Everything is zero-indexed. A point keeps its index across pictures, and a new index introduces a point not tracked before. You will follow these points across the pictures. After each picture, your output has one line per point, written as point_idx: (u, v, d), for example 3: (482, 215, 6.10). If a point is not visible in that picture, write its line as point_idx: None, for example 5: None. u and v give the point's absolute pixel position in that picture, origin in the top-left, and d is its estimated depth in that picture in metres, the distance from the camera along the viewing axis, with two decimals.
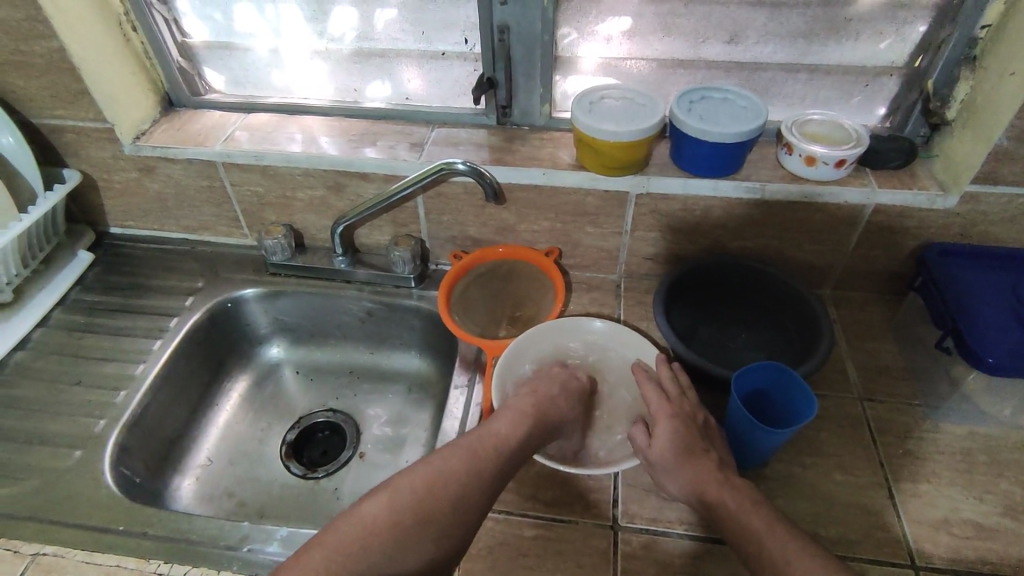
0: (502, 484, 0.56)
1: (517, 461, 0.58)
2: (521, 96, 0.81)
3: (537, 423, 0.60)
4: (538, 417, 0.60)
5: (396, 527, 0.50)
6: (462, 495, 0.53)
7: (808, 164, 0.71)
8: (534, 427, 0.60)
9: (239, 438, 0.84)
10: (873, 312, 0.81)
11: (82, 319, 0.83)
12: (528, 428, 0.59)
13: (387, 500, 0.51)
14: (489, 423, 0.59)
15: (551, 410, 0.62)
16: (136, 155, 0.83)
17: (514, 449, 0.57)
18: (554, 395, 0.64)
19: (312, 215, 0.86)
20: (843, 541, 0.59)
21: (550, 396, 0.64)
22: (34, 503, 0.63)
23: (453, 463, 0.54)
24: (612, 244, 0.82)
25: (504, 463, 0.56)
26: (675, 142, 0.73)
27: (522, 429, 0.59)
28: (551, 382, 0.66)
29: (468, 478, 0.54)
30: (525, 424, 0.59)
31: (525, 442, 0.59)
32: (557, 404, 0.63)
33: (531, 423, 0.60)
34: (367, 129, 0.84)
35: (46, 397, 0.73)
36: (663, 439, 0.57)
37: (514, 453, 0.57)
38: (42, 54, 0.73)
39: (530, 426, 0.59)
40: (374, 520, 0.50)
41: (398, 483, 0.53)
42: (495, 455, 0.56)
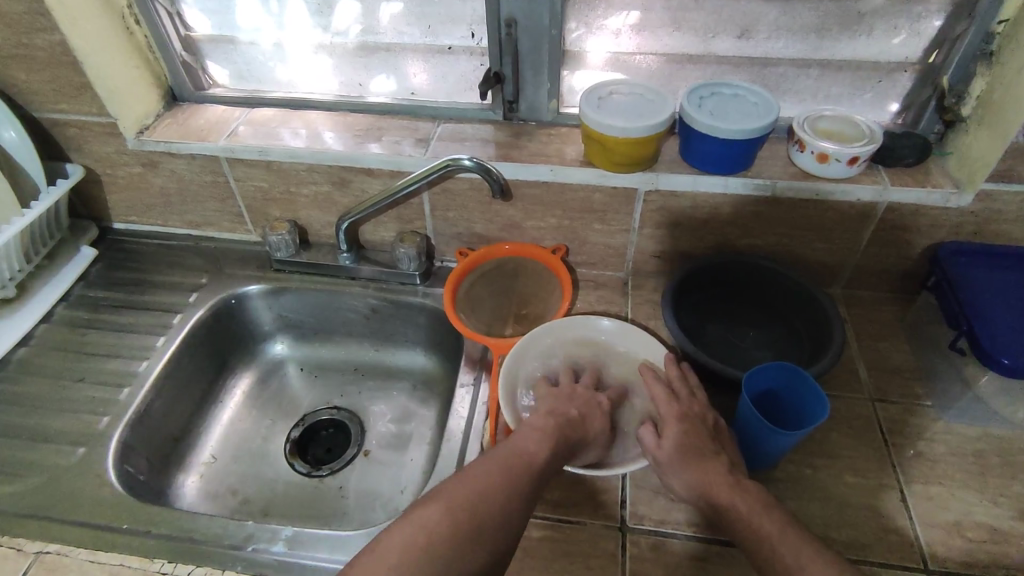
0: (538, 496, 0.54)
1: (550, 476, 0.56)
2: (528, 90, 0.80)
3: (561, 446, 0.58)
4: (561, 438, 0.58)
5: (456, 532, 0.48)
6: (508, 508, 0.51)
7: (820, 161, 0.70)
8: (560, 447, 0.58)
9: (243, 435, 0.83)
10: (884, 311, 0.80)
11: (86, 315, 0.83)
12: (555, 445, 0.57)
13: (441, 507, 0.49)
14: (518, 438, 0.57)
15: (572, 432, 0.59)
16: (139, 150, 0.82)
17: (546, 467, 0.56)
18: (576, 417, 0.61)
19: (316, 212, 0.86)
20: (854, 544, 0.58)
21: (574, 417, 0.61)
22: (36, 500, 0.63)
23: (499, 472, 0.53)
24: (618, 242, 0.81)
25: (539, 478, 0.54)
26: (685, 138, 0.72)
27: (549, 446, 0.56)
28: (572, 400, 0.63)
29: (513, 486, 0.52)
30: (551, 444, 0.57)
31: (555, 458, 0.57)
32: (581, 423, 0.61)
33: (559, 444, 0.57)
34: (372, 124, 0.83)
35: (51, 393, 0.73)
36: (670, 440, 0.57)
37: (544, 471, 0.55)
38: (44, 47, 0.73)
39: (558, 445, 0.57)
40: (434, 527, 0.48)
41: (447, 492, 0.51)
42: (532, 469, 0.54)
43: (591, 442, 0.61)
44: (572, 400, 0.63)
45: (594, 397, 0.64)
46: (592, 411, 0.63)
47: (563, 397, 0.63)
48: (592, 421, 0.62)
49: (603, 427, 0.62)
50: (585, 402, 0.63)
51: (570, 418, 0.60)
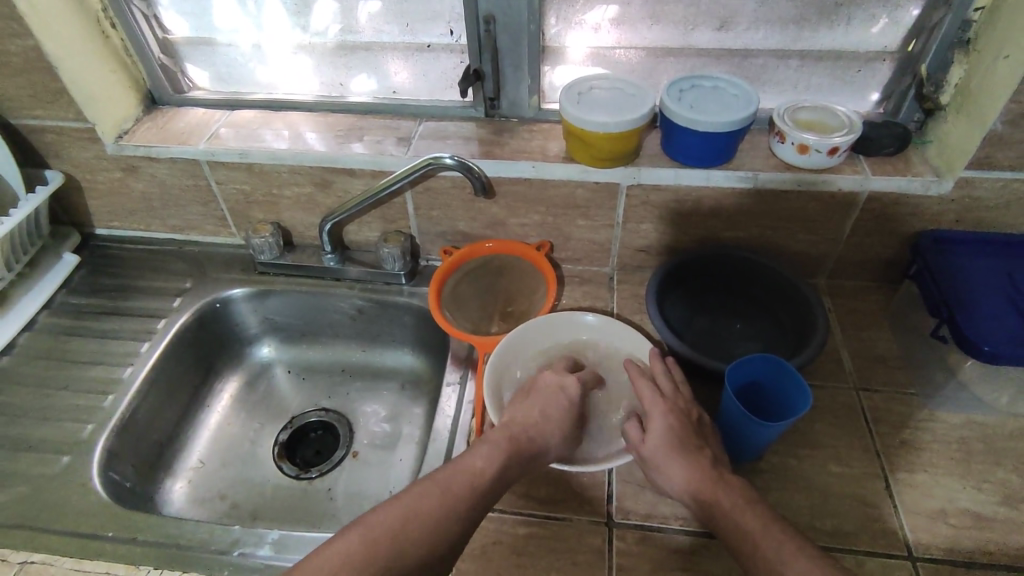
0: (477, 520, 0.53)
1: (495, 495, 0.55)
2: (509, 87, 0.80)
3: (514, 457, 0.57)
4: (515, 450, 0.58)
5: (370, 561, 0.48)
6: (437, 530, 0.51)
7: (801, 153, 0.70)
8: (511, 461, 0.57)
9: (231, 439, 0.83)
10: (869, 300, 0.80)
11: (69, 322, 0.82)
12: (505, 461, 0.57)
13: (358, 536, 0.49)
14: (465, 456, 0.56)
15: (530, 439, 0.59)
16: (119, 155, 0.82)
17: (490, 486, 0.55)
18: (538, 421, 0.60)
19: (300, 213, 0.85)
20: (839, 533, 0.58)
21: (535, 422, 0.60)
22: (20, 511, 0.62)
23: (431, 495, 0.52)
24: (603, 237, 0.81)
25: (478, 498, 0.54)
26: (666, 132, 0.72)
27: (497, 462, 0.56)
28: (536, 400, 0.63)
29: (444, 511, 0.52)
30: (500, 457, 0.57)
31: (503, 475, 0.56)
32: (542, 425, 0.60)
33: (509, 458, 0.57)
34: (353, 124, 0.83)
35: (33, 403, 0.72)
36: (657, 434, 0.57)
37: (489, 488, 0.55)
38: (18, 52, 0.72)
39: (507, 460, 0.57)
40: (348, 557, 0.48)
41: (369, 520, 0.50)
42: (468, 489, 0.54)
43: (553, 446, 0.60)
44: (536, 401, 0.63)
45: (560, 393, 0.64)
46: (561, 411, 0.62)
47: (530, 397, 0.63)
48: (555, 420, 0.61)
49: (564, 429, 0.61)
50: (549, 401, 0.63)
51: (530, 421, 0.60)
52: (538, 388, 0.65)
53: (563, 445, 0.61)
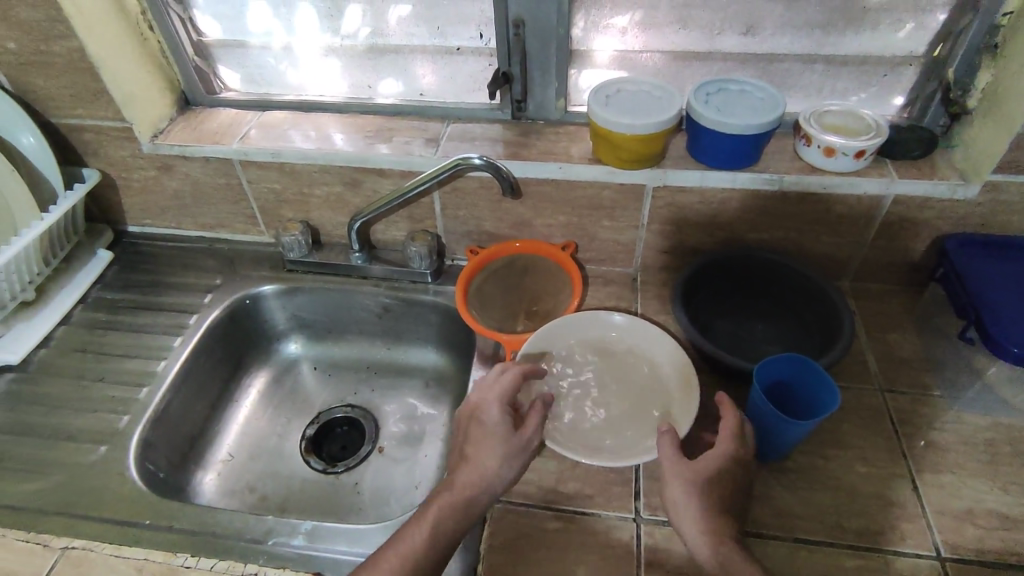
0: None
1: (440, 549, 0.53)
2: (536, 89, 0.81)
3: (451, 506, 0.54)
4: (450, 501, 0.55)
5: None
6: None
7: (827, 155, 0.71)
8: (447, 509, 0.54)
9: (260, 434, 0.84)
10: (894, 304, 0.80)
11: (104, 317, 0.84)
12: (440, 513, 0.54)
13: None
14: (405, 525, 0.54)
15: (464, 482, 0.56)
16: (154, 154, 0.84)
17: (430, 544, 0.52)
18: (465, 462, 0.57)
19: (329, 212, 0.87)
20: (867, 533, 0.58)
21: (463, 464, 0.57)
22: (60, 498, 0.64)
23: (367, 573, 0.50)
24: (627, 238, 0.82)
25: (416, 560, 0.51)
26: (693, 134, 0.73)
27: (430, 518, 0.53)
28: (462, 443, 0.60)
29: None
30: (434, 512, 0.54)
31: (443, 527, 0.53)
32: (470, 463, 0.57)
33: (441, 509, 0.54)
34: (382, 125, 0.84)
35: (69, 394, 0.74)
36: (713, 476, 0.55)
37: (430, 546, 0.52)
38: (62, 53, 0.74)
39: (441, 512, 0.54)
40: None
41: None
42: (404, 557, 0.51)
43: (494, 473, 0.57)
44: (463, 441, 0.60)
45: (481, 417, 0.60)
46: (486, 437, 0.58)
47: (461, 436, 0.60)
48: (480, 449, 0.58)
49: (495, 450, 0.57)
50: (472, 434, 0.59)
51: (458, 467, 0.57)
52: (465, 423, 0.61)
53: (508, 468, 0.57)
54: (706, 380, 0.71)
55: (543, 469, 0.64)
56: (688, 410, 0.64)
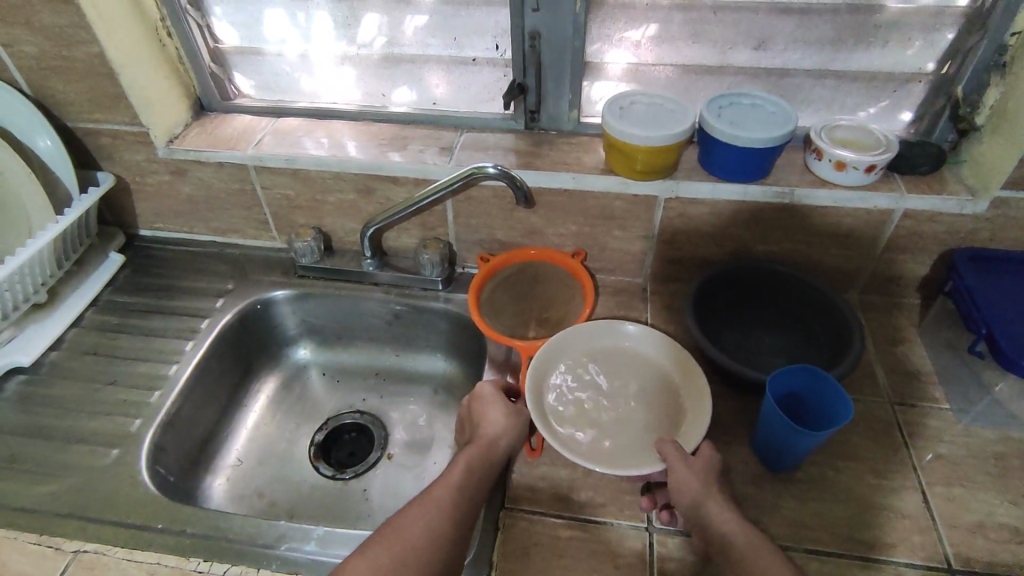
0: (469, 513, 0.56)
1: (477, 486, 0.58)
2: (550, 100, 0.82)
3: (476, 455, 0.60)
4: (475, 452, 0.60)
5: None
6: (431, 533, 0.53)
7: (838, 169, 0.71)
8: (474, 458, 0.60)
9: (269, 438, 0.84)
10: (902, 317, 0.81)
11: (115, 320, 0.84)
12: (468, 460, 0.59)
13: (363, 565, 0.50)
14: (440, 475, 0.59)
15: (481, 439, 0.62)
16: (170, 159, 0.84)
17: (466, 481, 0.58)
18: (480, 429, 0.64)
19: (341, 219, 0.87)
20: (879, 544, 0.59)
21: (477, 430, 0.64)
22: (73, 501, 0.64)
23: (414, 510, 0.55)
24: (638, 248, 0.83)
25: (456, 493, 0.56)
26: (704, 146, 0.74)
27: (461, 464, 0.59)
28: (471, 421, 0.66)
29: (428, 517, 0.54)
30: (463, 461, 0.59)
31: (474, 471, 0.59)
32: (483, 428, 0.64)
33: (468, 457, 0.60)
34: (396, 134, 0.85)
35: (81, 397, 0.74)
36: (711, 470, 0.59)
37: (467, 483, 0.57)
38: (83, 58, 0.75)
39: (469, 460, 0.59)
40: None
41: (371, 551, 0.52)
42: (446, 491, 0.56)
43: (504, 430, 0.63)
44: (472, 418, 0.66)
45: (481, 395, 0.67)
46: (491, 407, 0.66)
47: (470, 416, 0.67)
48: (489, 416, 0.65)
49: (501, 414, 0.65)
50: (478, 409, 0.66)
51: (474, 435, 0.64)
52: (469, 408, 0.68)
53: (513, 431, 0.63)
54: (717, 391, 0.71)
55: (556, 476, 0.64)
56: (700, 420, 0.64)
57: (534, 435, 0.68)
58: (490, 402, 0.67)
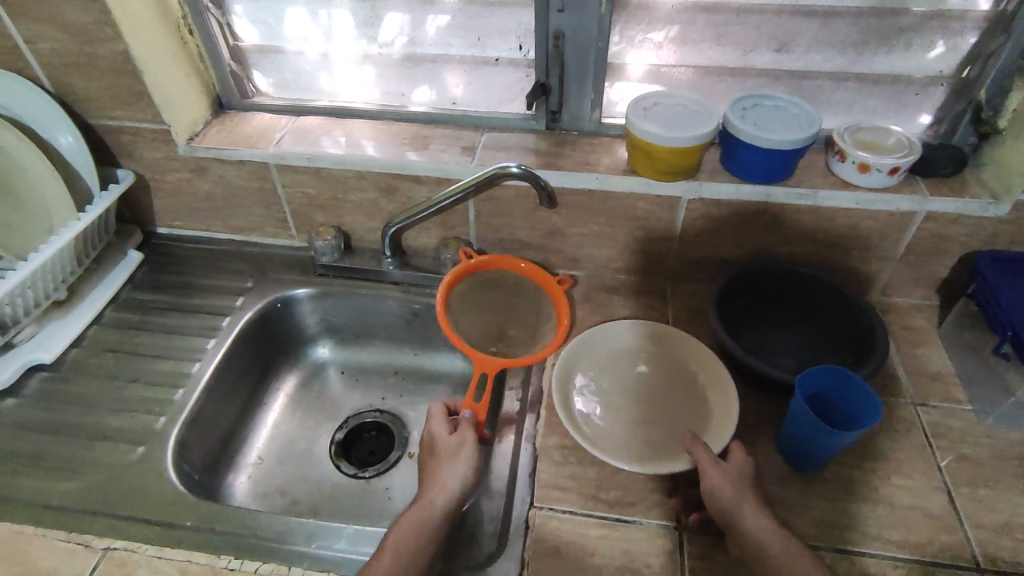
0: None
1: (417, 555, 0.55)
2: (572, 101, 0.82)
3: (417, 517, 0.57)
4: (416, 513, 0.58)
5: None
6: None
7: (861, 172, 0.72)
8: (416, 520, 0.57)
9: (289, 436, 0.84)
10: (921, 318, 0.81)
11: (135, 318, 0.84)
12: (408, 524, 0.57)
13: None
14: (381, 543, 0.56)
15: (425, 496, 0.59)
16: (190, 156, 0.84)
17: (405, 549, 0.55)
18: (427, 482, 0.61)
19: (361, 217, 0.87)
20: (907, 544, 0.59)
21: (425, 484, 0.61)
22: (101, 498, 0.64)
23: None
24: (659, 248, 0.83)
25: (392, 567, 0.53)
26: (727, 148, 0.75)
27: (400, 531, 0.56)
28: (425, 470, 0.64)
29: None
30: (403, 525, 0.57)
31: (416, 537, 0.56)
32: (431, 481, 0.61)
33: (409, 520, 0.57)
34: (417, 133, 0.85)
35: (104, 394, 0.74)
36: (743, 474, 0.58)
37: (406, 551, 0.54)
38: (107, 55, 0.75)
39: (409, 524, 0.57)
40: None
41: None
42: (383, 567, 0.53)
43: (450, 482, 0.60)
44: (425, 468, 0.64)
45: (435, 443, 0.65)
46: (441, 457, 0.63)
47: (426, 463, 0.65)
48: (438, 469, 0.62)
49: (448, 465, 0.62)
50: (430, 460, 0.64)
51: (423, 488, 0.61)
52: (426, 453, 0.66)
53: (457, 481, 0.60)
54: (741, 390, 0.72)
55: (584, 475, 0.65)
56: (727, 421, 0.64)
57: (560, 434, 0.68)
58: (436, 454, 0.64)
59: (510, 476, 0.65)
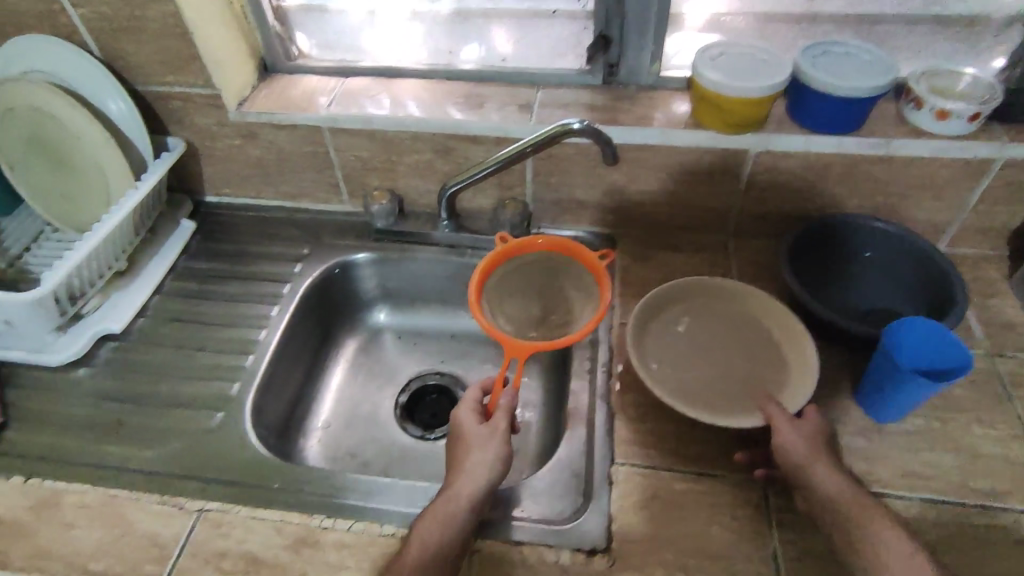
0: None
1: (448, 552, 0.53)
2: (631, 54, 0.79)
3: (446, 509, 0.55)
4: (444, 505, 0.56)
5: None
6: None
7: (939, 119, 0.70)
8: (445, 514, 0.55)
9: (353, 400, 0.85)
10: (991, 269, 0.80)
11: (196, 286, 0.84)
12: (437, 518, 0.54)
13: None
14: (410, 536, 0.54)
15: (453, 487, 0.57)
16: (241, 122, 0.83)
17: (436, 545, 0.53)
18: (454, 472, 0.59)
19: (415, 180, 0.86)
20: (992, 492, 0.60)
21: (452, 474, 0.59)
22: (189, 462, 0.65)
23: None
24: (722, 204, 0.81)
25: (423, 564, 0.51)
26: (797, 97, 0.72)
27: (430, 527, 0.54)
28: (452, 458, 0.62)
29: None
30: (431, 519, 0.54)
31: (446, 532, 0.54)
32: (458, 471, 0.59)
33: (437, 514, 0.55)
34: (471, 91, 0.83)
35: (176, 362, 0.75)
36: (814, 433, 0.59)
37: (437, 546, 0.53)
38: (157, 18, 0.73)
39: (439, 517, 0.55)
40: None
41: None
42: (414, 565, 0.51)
43: (478, 473, 0.58)
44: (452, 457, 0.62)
45: (462, 431, 0.63)
46: (467, 447, 0.61)
47: (452, 451, 0.63)
48: (466, 459, 0.60)
49: (476, 456, 0.60)
50: (458, 448, 0.62)
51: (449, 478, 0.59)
52: (452, 441, 0.64)
53: (486, 472, 0.58)
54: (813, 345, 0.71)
55: (662, 431, 0.65)
56: (806, 375, 0.64)
57: (634, 392, 0.69)
58: (464, 442, 0.62)
59: (590, 434, 0.66)
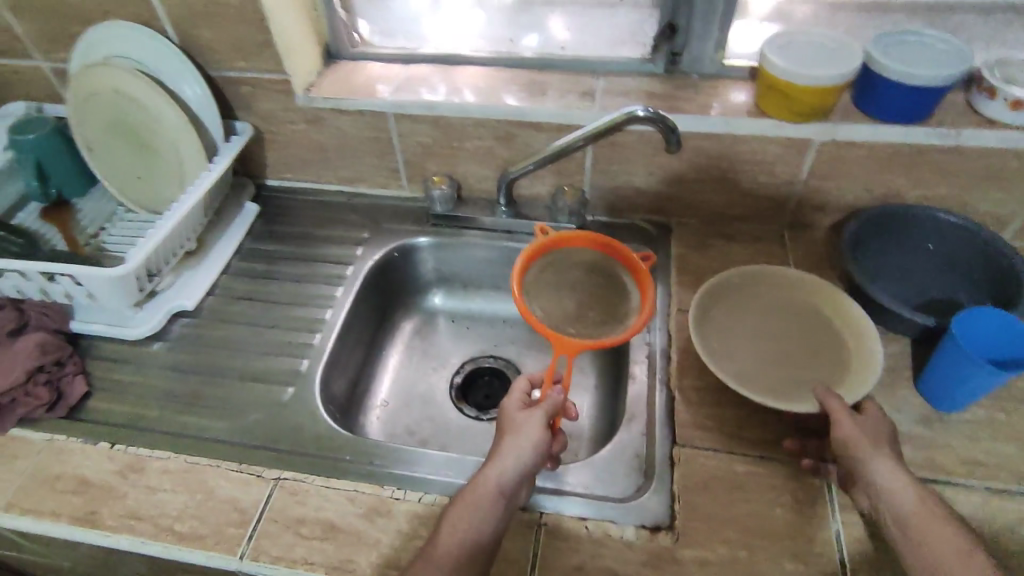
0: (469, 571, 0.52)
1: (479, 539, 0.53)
2: (695, 41, 0.79)
3: (478, 494, 0.55)
4: (475, 489, 0.55)
5: None
6: None
7: (1013, 108, 0.69)
8: (477, 499, 0.55)
9: (409, 380, 0.87)
10: None
11: (261, 267, 0.87)
12: (470, 502, 0.55)
13: None
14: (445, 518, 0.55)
15: (486, 471, 0.57)
16: (307, 107, 0.85)
17: (468, 530, 0.53)
18: (490, 456, 0.58)
19: (474, 165, 0.87)
20: None
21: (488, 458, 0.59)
22: (264, 433, 0.68)
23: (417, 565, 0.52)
24: (781, 194, 0.81)
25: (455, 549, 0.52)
26: (866, 87, 0.72)
27: (463, 510, 0.54)
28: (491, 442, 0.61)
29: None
30: (464, 503, 0.55)
31: (477, 518, 0.54)
32: (493, 456, 0.58)
33: (470, 498, 0.55)
34: (533, 78, 0.84)
35: (246, 338, 0.77)
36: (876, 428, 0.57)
37: (468, 532, 0.53)
38: (234, 5, 0.75)
39: (471, 501, 0.55)
40: None
41: None
42: (446, 548, 0.52)
43: (512, 462, 0.57)
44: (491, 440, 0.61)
45: (504, 415, 0.62)
46: (504, 433, 0.60)
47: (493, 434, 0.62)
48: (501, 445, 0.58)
49: (511, 443, 0.58)
50: (497, 433, 0.61)
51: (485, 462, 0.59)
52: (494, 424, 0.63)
53: (519, 464, 0.57)
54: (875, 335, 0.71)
55: (723, 415, 0.66)
56: (869, 359, 0.64)
57: (694, 376, 0.69)
58: (503, 426, 0.61)
59: (650, 416, 0.67)
